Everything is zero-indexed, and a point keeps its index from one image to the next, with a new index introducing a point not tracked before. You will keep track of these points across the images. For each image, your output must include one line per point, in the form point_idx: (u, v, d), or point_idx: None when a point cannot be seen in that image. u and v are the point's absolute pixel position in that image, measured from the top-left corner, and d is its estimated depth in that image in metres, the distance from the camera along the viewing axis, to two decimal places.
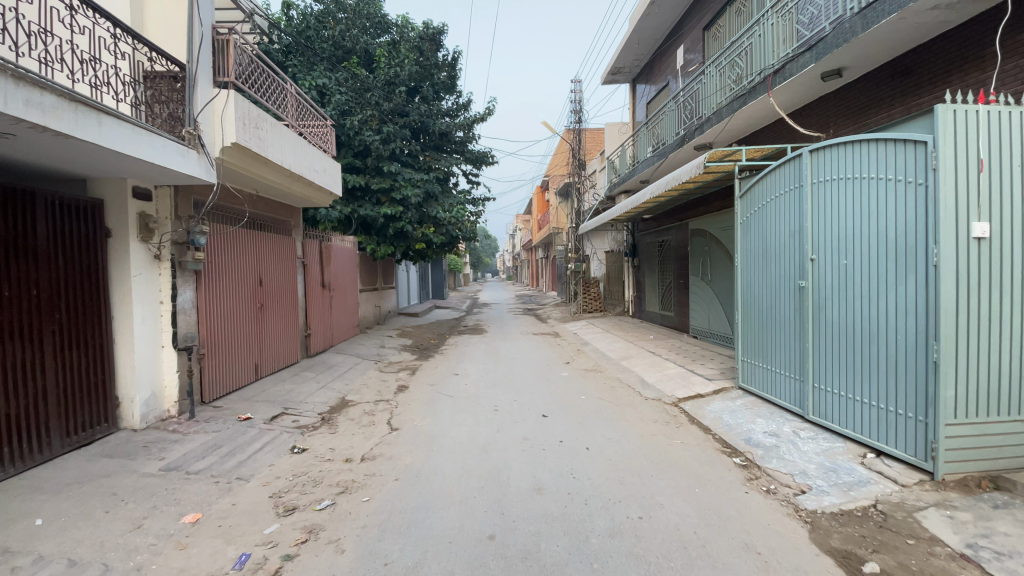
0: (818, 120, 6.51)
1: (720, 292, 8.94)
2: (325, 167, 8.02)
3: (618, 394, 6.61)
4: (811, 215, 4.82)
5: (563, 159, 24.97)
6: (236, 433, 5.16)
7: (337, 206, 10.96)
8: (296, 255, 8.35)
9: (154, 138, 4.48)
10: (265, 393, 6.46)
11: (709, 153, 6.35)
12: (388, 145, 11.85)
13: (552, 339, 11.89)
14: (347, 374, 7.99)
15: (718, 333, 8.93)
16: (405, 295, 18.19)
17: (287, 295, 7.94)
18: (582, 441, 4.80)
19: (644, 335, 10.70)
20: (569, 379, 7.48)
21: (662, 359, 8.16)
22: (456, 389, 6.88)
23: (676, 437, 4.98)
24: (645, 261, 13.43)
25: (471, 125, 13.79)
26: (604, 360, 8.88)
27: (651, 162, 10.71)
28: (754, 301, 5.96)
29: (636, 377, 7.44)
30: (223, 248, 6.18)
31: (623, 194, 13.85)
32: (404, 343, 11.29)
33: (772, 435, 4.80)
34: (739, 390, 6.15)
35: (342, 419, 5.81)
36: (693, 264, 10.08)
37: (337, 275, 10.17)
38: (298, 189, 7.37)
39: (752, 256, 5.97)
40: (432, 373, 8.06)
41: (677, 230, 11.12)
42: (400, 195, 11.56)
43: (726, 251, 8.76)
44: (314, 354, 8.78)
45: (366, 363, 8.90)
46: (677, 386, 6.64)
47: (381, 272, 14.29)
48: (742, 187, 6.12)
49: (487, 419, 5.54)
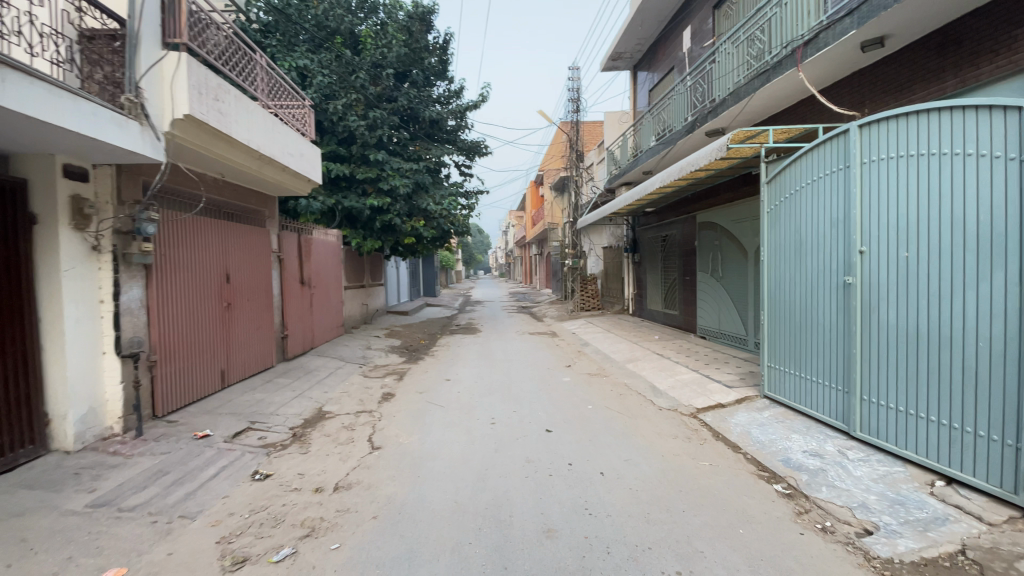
0: (852, 99, 5.86)
1: (733, 289, 8.26)
2: (302, 151, 7.23)
3: (629, 403, 5.91)
4: (861, 200, 4.17)
5: (559, 152, 24.21)
6: (189, 455, 4.40)
7: (319, 197, 10.14)
8: (271, 249, 7.58)
9: (81, 103, 3.69)
10: (230, 404, 5.69)
11: (733, 134, 5.67)
12: (374, 132, 11.05)
13: (550, 339, 11.17)
14: (327, 380, 7.22)
15: (730, 334, 8.29)
16: (395, 293, 17.37)
17: (260, 294, 7.16)
18: (595, 465, 4.10)
19: (649, 335, 10.01)
20: (573, 385, 6.77)
21: (673, 363, 7.47)
22: (447, 398, 6.15)
23: (703, 458, 4.29)
24: (647, 257, 12.74)
25: (463, 113, 13.02)
26: (608, 362, 8.17)
27: (656, 152, 10.01)
28: (783, 300, 5.31)
29: (646, 382, 6.76)
30: (179, 240, 5.42)
31: (623, 187, 13.15)
32: (391, 344, 10.52)
33: (814, 456, 4.14)
34: (765, 400, 5.49)
35: (316, 435, 5.07)
36: (702, 260, 9.42)
37: (319, 272, 9.40)
38: (270, 175, 6.60)
39: (781, 249, 5.32)
40: (421, 379, 7.31)
41: (683, 224, 10.44)
42: (387, 186, 10.78)
43: (740, 245, 8.09)
44: (292, 358, 8.02)
45: (348, 367, 8.14)
46: (695, 394, 5.95)
47: (368, 268, 13.48)
48: (769, 172, 5.47)
49: (483, 436, 4.82)
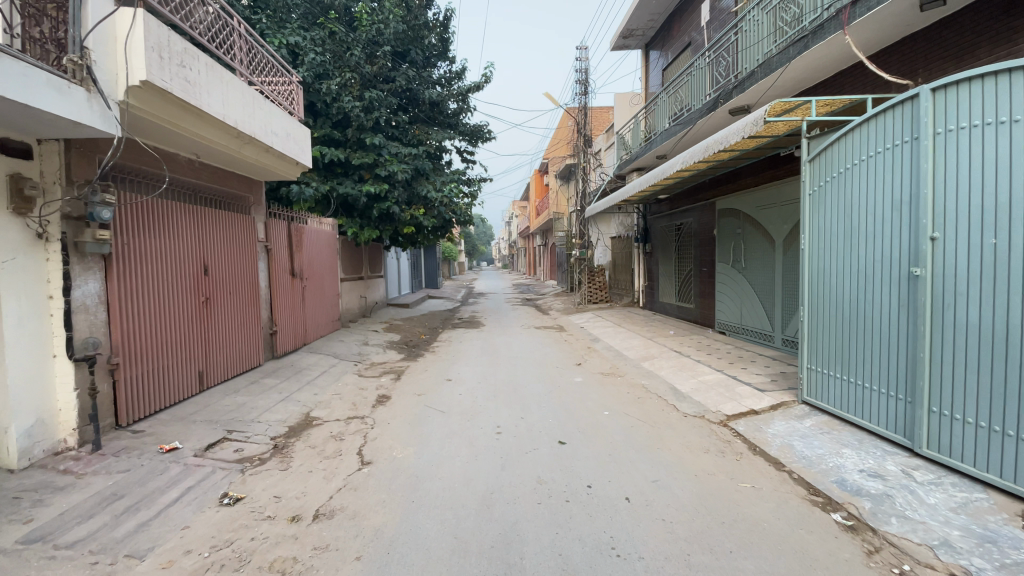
0: (903, 67, 5.21)
1: (759, 281, 7.63)
2: (289, 130, 6.61)
3: (649, 408, 5.31)
4: (933, 178, 3.53)
5: (565, 138, 23.45)
6: (151, 474, 3.83)
7: (312, 183, 9.55)
8: (257, 238, 6.97)
9: (8, 61, 3.06)
10: (207, 409, 5.13)
11: (770, 106, 5.01)
12: (370, 114, 10.40)
13: (558, 334, 10.57)
14: (318, 379, 6.66)
15: (754, 330, 7.68)
16: (395, 285, 16.79)
17: (244, 287, 6.58)
18: (619, 488, 3.50)
19: (664, 330, 9.40)
20: (586, 387, 6.18)
21: (693, 362, 6.87)
22: (447, 402, 5.58)
23: (743, 478, 3.69)
24: (659, 247, 12.09)
25: (465, 95, 12.33)
26: (622, 360, 7.58)
27: (671, 135, 9.34)
28: (826, 294, 4.70)
29: (666, 384, 6.17)
30: (144, 228, 4.83)
31: (635, 173, 12.46)
32: (390, 339, 9.95)
33: (876, 479, 3.53)
34: (804, 406, 4.89)
35: (300, 446, 4.49)
36: (721, 250, 8.78)
37: (312, 263, 8.79)
38: (253, 157, 6.02)
39: (826, 237, 4.69)
40: (420, 379, 6.73)
41: (700, 211, 9.77)
42: (385, 171, 10.15)
43: (767, 233, 7.44)
44: (282, 355, 7.47)
45: (343, 365, 7.58)
46: (723, 399, 5.34)
47: (367, 259, 12.88)
48: (812, 149, 4.83)
49: (488, 449, 4.23)
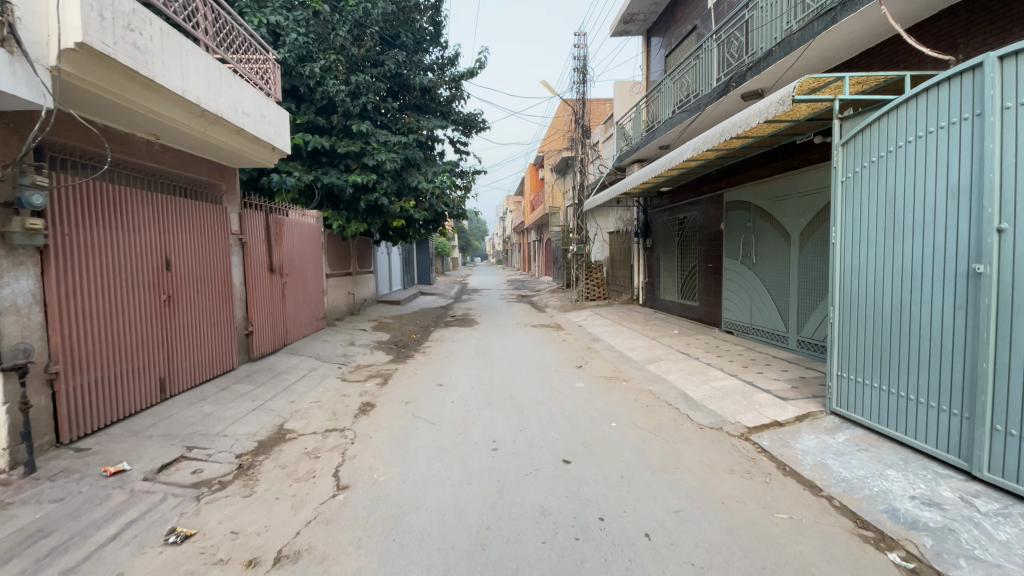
0: (941, 43, 4.69)
1: (771, 278, 7.17)
2: (265, 112, 6.02)
3: (661, 418, 4.81)
4: (1002, 159, 3.02)
5: (562, 130, 22.85)
6: (88, 503, 3.27)
7: (296, 173, 8.97)
8: (231, 231, 6.40)
9: None
10: (167, 422, 4.57)
11: (797, 84, 4.50)
12: (357, 100, 9.80)
13: (555, 333, 10.05)
14: (297, 384, 6.10)
15: (766, 330, 7.21)
16: (385, 281, 16.19)
17: (214, 284, 6.00)
18: (637, 522, 2.98)
19: (668, 329, 8.90)
20: (589, 393, 5.66)
21: (703, 365, 6.37)
22: (437, 411, 5.04)
23: (778, 507, 3.19)
24: (660, 242, 11.58)
25: (458, 82, 11.74)
26: (625, 362, 7.08)
27: (675, 123, 8.84)
28: (860, 294, 4.20)
29: (675, 390, 5.67)
30: (91, 218, 4.25)
31: (636, 165, 11.94)
32: (378, 339, 9.38)
33: (933, 508, 3.04)
34: (833, 418, 4.41)
35: (269, 466, 3.95)
36: (729, 245, 8.30)
37: (293, 257, 8.21)
38: (221, 140, 5.45)
39: (861, 230, 4.20)
40: (408, 383, 6.19)
41: (705, 205, 9.28)
42: (372, 160, 9.56)
43: (781, 227, 6.97)
44: (259, 357, 6.91)
45: (325, 368, 7.02)
46: (742, 409, 4.85)
47: (355, 254, 12.29)
48: (846, 133, 4.34)
49: (483, 469, 3.71)
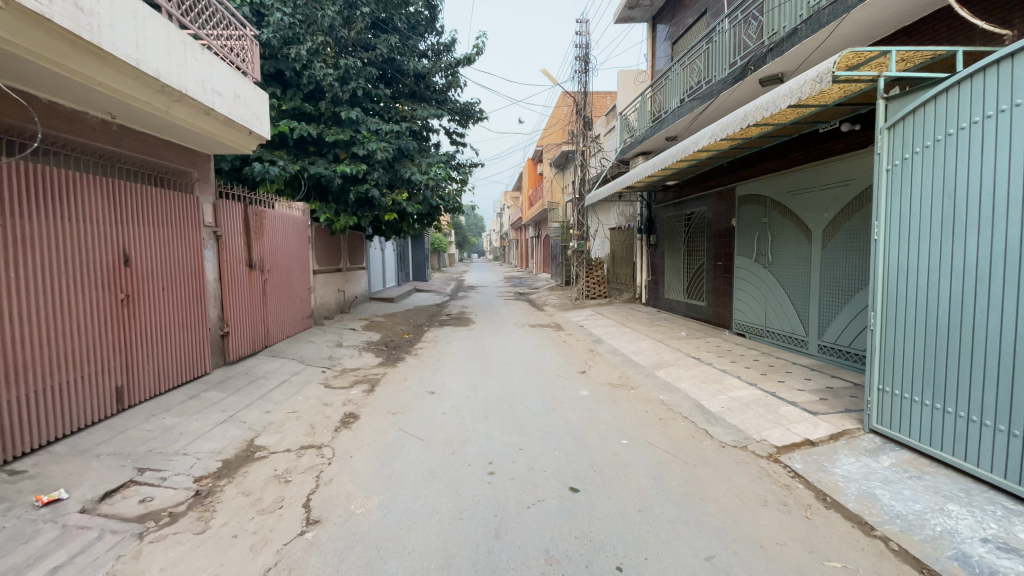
0: (995, 16, 4.18)
1: (787, 278, 6.68)
2: (240, 92, 5.46)
3: (677, 434, 4.30)
4: None
5: (562, 123, 22.27)
6: (9, 542, 2.73)
7: (280, 163, 8.42)
8: (203, 223, 5.85)
9: None
10: (120, 438, 4.02)
11: (838, 59, 3.97)
12: (347, 85, 9.22)
13: (555, 333, 9.52)
14: (274, 391, 5.57)
15: (783, 333, 6.72)
16: (378, 278, 15.62)
17: (183, 282, 5.45)
18: (663, 572, 2.48)
19: (675, 330, 8.39)
20: (596, 403, 5.15)
21: (717, 371, 5.86)
22: (427, 425, 4.51)
23: (828, 552, 2.69)
24: (665, 238, 11.06)
25: (455, 69, 11.15)
26: (632, 366, 6.59)
27: (684, 112, 8.32)
28: (906, 298, 3.71)
29: (689, 399, 5.17)
30: (31, 205, 3.70)
31: (640, 158, 11.40)
32: (367, 339, 8.83)
33: (1013, 555, 2.55)
34: (873, 437, 3.92)
35: (232, 492, 3.43)
36: (740, 242, 7.81)
37: (277, 252, 7.66)
38: (189, 121, 4.90)
39: (908, 225, 3.70)
40: (397, 391, 5.66)
41: (714, 200, 8.77)
42: (363, 150, 9.00)
43: (800, 224, 6.46)
44: (237, 360, 6.38)
45: (308, 371, 6.50)
46: (767, 425, 4.34)
47: (345, 249, 11.73)
48: (893, 117, 3.84)
49: (478, 500, 3.19)
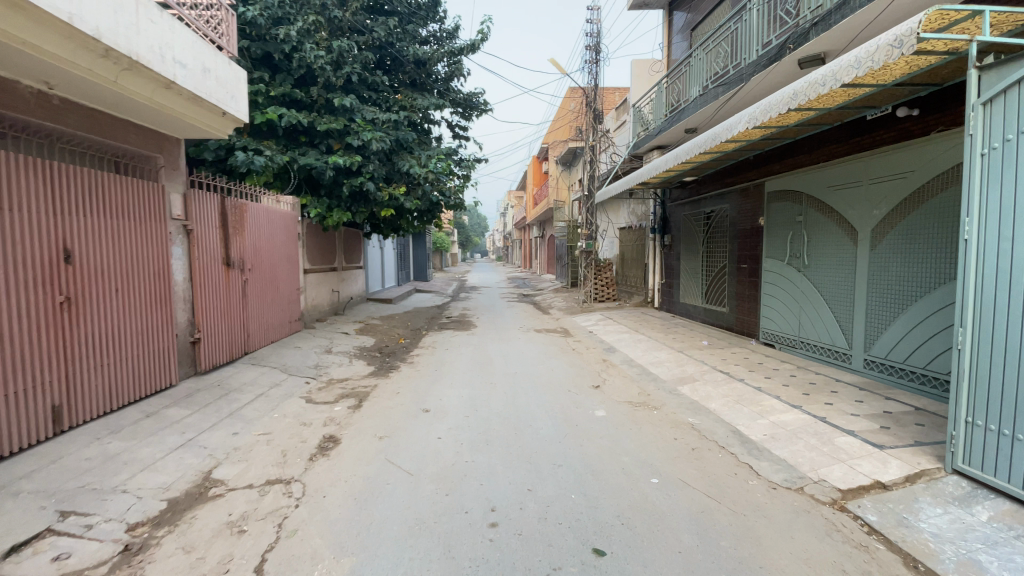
0: None
1: (825, 283, 5.99)
2: (211, 67, 4.81)
3: (717, 471, 3.59)
4: None
5: (569, 120, 21.60)
6: None
7: (267, 153, 7.77)
8: (170, 215, 5.17)
9: None
10: (48, 471, 3.33)
11: (924, 18, 3.24)
12: (340, 70, 8.55)
13: (564, 340, 8.80)
14: (247, 408, 4.89)
15: (821, 345, 6.00)
16: (377, 278, 14.93)
17: (142, 282, 4.77)
18: None
19: (695, 339, 7.66)
20: (616, 426, 4.43)
21: (753, 390, 5.13)
22: (418, 455, 3.81)
23: None
24: (681, 239, 10.34)
25: (458, 57, 10.40)
26: (652, 380, 5.88)
27: (708, 100, 7.59)
28: (1005, 311, 3.00)
29: (724, 424, 4.46)
30: None
31: (656, 152, 10.67)
32: (360, 344, 8.14)
33: None
34: (959, 482, 3.21)
35: (171, 546, 2.75)
36: (770, 243, 7.09)
37: (260, 249, 6.97)
38: (144, 95, 4.25)
39: (1008, 221, 2.98)
40: (386, 408, 4.95)
41: (738, 197, 8.06)
42: (357, 139, 8.33)
43: (842, 222, 5.76)
44: (210, 370, 5.71)
45: (290, 382, 5.82)
46: (825, 462, 3.63)
47: (341, 247, 11.05)
48: (988, 88, 3.12)
49: (477, 566, 2.49)
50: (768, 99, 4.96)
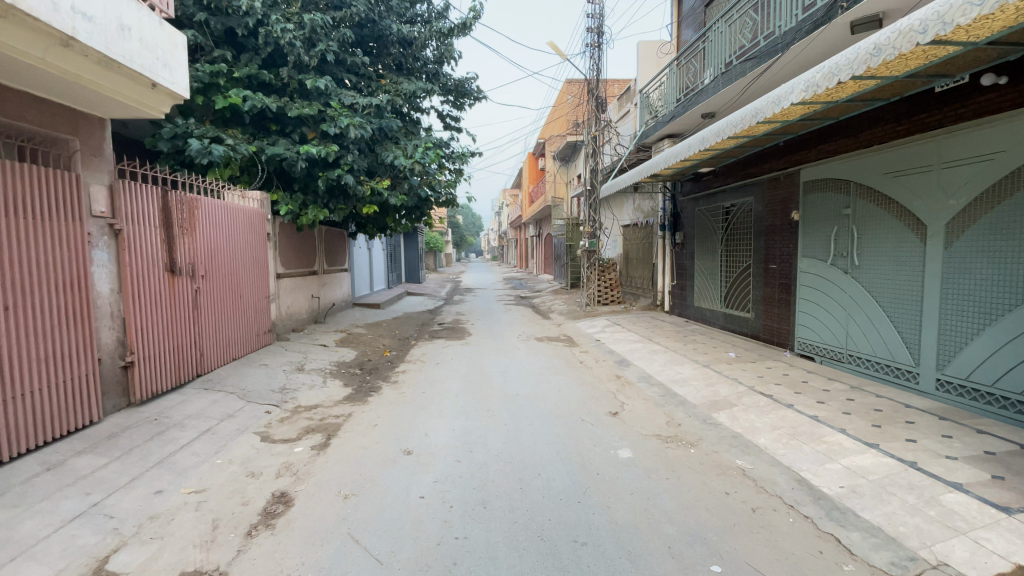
0: None
1: (882, 287, 5.07)
2: (132, 25, 3.84)
3: (795, 549, 2.66)
4: None
5: (566, 114, 20.59)
6: None
7: (229, 142, 6.76)
8: (87, 212, 4.17)
9: None
10: None
11: None
12: (314, 49, 7.57)
13: (569, 350, 7.86)
14: (184, 451, 3.92)
15: (878, 361, 5.09)
16: (364, 281, 13.95)
17: (48, 297, 3.77)
18: None
19: (720, 351, 6.73)
20: (647, 472, 3.50)
21: (808, 420, 4.20)
22: (391, 528, 2.84)
23: None
24: (695, 236, 9.42)
25: (448, 38, 9.41)
26: (681, 405, 4.94)
27: (733, 79, 6.65)
28: None
29: (784, 469, 3.53)
30: None
31: (667, 141, 9.73)
32: (339, 358, 7.16)
33: None
34: None
35: None
36: (808, 240, 6.17)
37: (217, 252, 5.98)
38: (32, 55, 3.27)
39: None
40: (359, 449, 3.98)
41: (766, 189, 7.14)
42: (334, 126, 7.35)
43: (904, 215, 4.84)
44: (149, 399, 4.73)
45: (246, 412, 4.85)
46: (939, 535, 2.71)
47: (321, 249, 10.07)
48: None
49: None
50: (838, 56, 3.92)
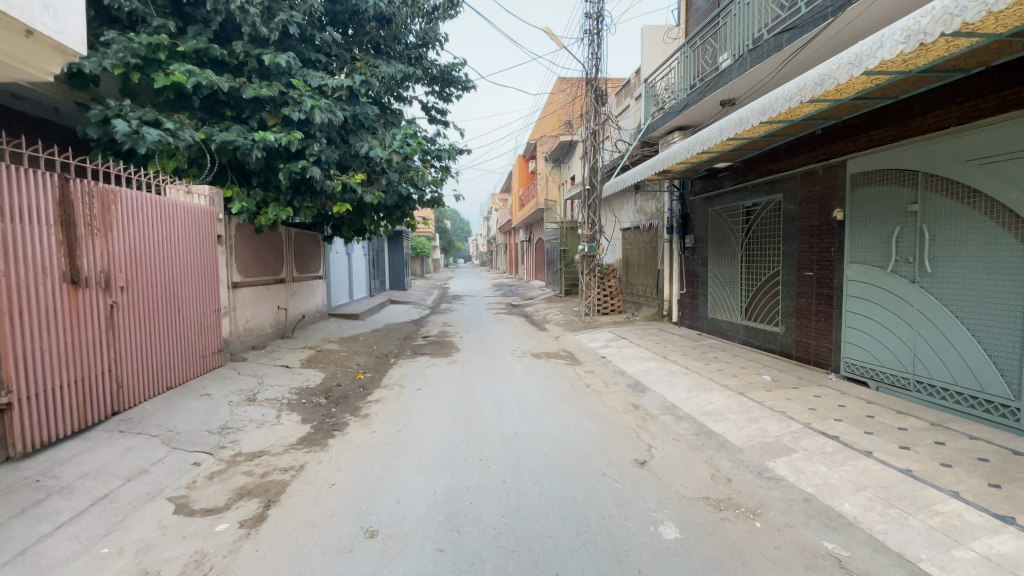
0: None
1: (965, 300, 4.14)
2: None
3: None
4: None
5: (558, 112, 19.56)
6: None
7: (170, 126, 5.63)
8: None
9: None
10: None
11: None
12: (273, 20, 6.49)
13: (572, 370, 6.83)
14: (58, 536, 2.80)
15: (960, 391, 4.14)
16: (342, 289, 12.78)
17: None
18: None
19: (752, 373, 5.75)
20: (707, 567, 2.47)
21: (900, 476, 3.21)
22: None
23: None
24: (709, 241, 8.47)
25: (432, 18, 8.38)
26: (724, 449, 3.92)
27: (765, 54, 5.73)
28: None
29: (898, 559, 2.52)
30: None
31: (676, 134, 8.79)
32: (303, 383, 6.06)
33: None
34: None
35: None
36: (859, 243, 5.22)
37: (144, 258, 4.86)
38: None
39: None
40: (303, 526, 2.90)
41: (799, 184, 6.20)
42: (297, 110, 6.27)
43: (998, 211, 3.90)
44: (37, 449, 3.60)
45: (166, 464, 3.74)
46: None
47: (289, 255, 8.95)
48: None
49: None
50: None
